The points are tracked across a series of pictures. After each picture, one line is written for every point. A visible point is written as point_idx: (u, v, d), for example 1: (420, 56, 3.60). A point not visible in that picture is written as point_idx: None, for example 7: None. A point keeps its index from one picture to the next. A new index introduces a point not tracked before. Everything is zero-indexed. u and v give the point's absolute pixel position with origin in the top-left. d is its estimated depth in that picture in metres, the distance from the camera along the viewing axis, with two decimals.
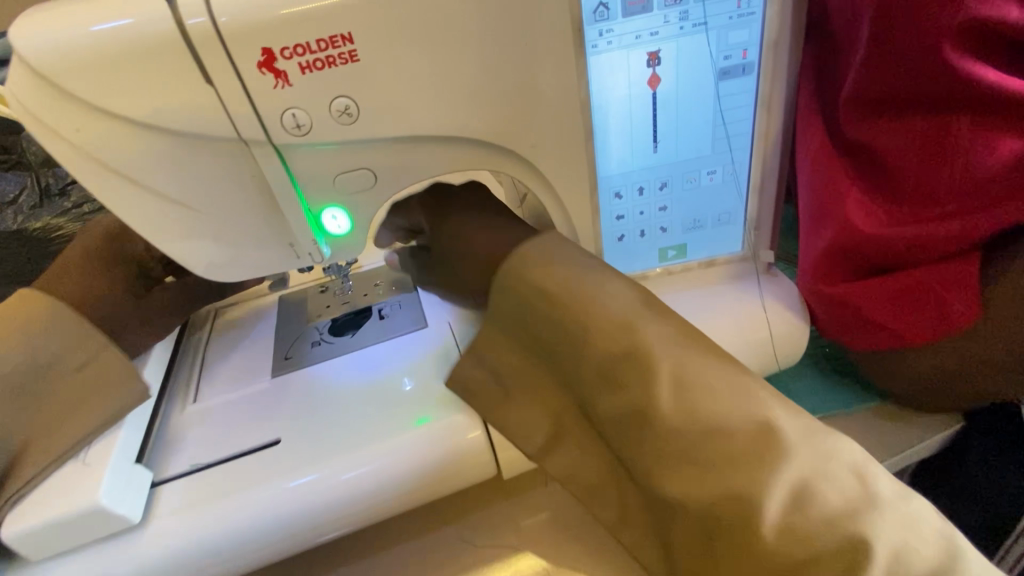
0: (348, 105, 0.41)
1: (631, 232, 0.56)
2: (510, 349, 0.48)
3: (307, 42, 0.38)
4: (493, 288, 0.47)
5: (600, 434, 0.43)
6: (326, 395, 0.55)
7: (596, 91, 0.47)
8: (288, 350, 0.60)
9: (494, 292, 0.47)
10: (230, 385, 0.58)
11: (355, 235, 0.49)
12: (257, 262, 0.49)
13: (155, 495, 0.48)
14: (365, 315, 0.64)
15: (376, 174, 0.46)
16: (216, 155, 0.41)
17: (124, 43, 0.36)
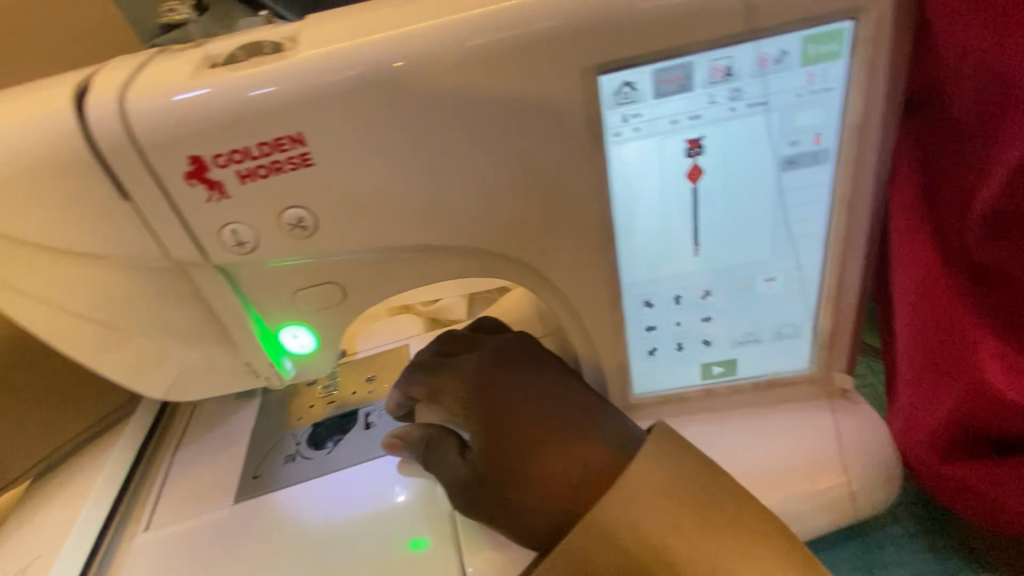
0: (302, 216, 0.33)
1: (666, 346, 0.44)
2: (521, 513, 0.38)
3: (245, 147, 0.30)
4: (520, 473, 0.39)
5: None
6: (291, 536, 0.45)
7: (618, 187, 0.37)
8: (257, 467, 0.52)
9: (521, 474, 0.39)
10: (187, 511, 0.50)
11: (322, 354, 0.41)
12: (209, 379, 0.42)
13: None
14: (351, 419, 0.55)
15: (345, 288, 0.37)
16: (151, 278, 0.34)
17: (38, 159, 0.30)
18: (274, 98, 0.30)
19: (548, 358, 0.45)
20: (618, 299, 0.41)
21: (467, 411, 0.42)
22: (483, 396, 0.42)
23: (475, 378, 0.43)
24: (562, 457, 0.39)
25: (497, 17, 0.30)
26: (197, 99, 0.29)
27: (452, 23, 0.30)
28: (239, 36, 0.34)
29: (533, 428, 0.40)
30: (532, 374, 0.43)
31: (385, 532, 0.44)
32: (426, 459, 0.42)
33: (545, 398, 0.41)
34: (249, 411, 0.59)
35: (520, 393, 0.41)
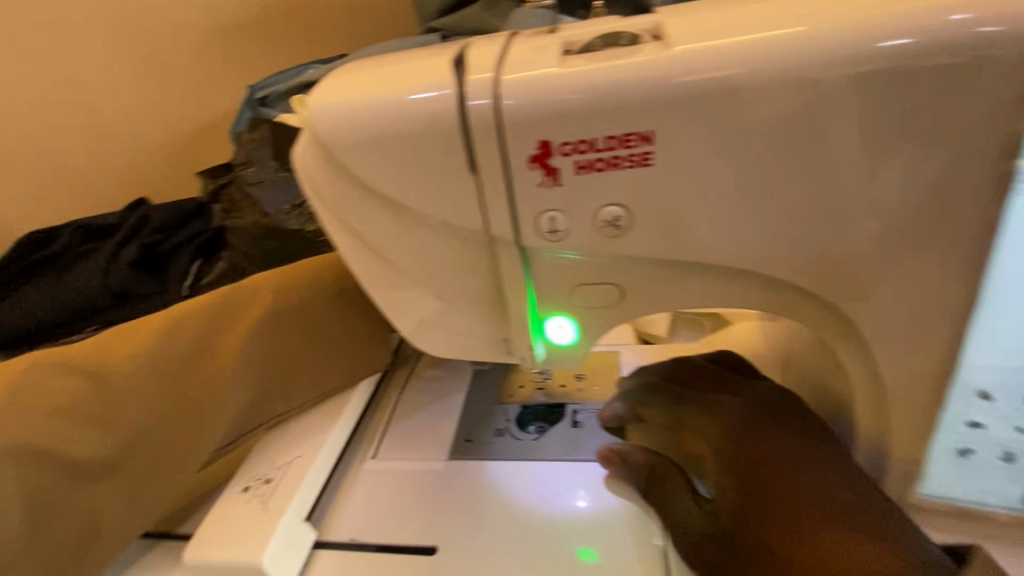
0: (620, 215, 0.32)
1: (983, 449, 0.37)
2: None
3: (593, 138, 0.30)
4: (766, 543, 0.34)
5: None
6: (498, 510, 0.47)
7: (1003, 253, 0.31)
8: (470, 431, 0.55)
9: (767, 545, 0.34)
10: (407, 452, 0.54)
11: (578, 348, 0.41)
12: (466, 346, 0.43)
13: (314, 557, 0.46)
14: (558, 412, 0.55)
15: (624, 291, 0.36)
16: (461, 247, 0.36)
17: (421, 130, 0.31)
18: (637, 93, 0.29)
19: (818, 426, 0.39)
20: (944, 379, 0.34)
21: (712, 453, 0.39)
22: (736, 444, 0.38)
23: (733, 425, 0.39)
24: (826, 546, 0.33)
25: (915, 32, 0.26)
26: (566, 86, 0.30)
27: (857, 32, 0.27)
28: (593, 28, 0.34)
29: (802, 503, 0.35)
30: (801, 439, 0.38)
31: (587, 540, 0.44)
32: (652, 485, 0.40)
33: (811, 469, 0.36)
34: (462, 375, 0.62)
35: (781, 455, 0.37)
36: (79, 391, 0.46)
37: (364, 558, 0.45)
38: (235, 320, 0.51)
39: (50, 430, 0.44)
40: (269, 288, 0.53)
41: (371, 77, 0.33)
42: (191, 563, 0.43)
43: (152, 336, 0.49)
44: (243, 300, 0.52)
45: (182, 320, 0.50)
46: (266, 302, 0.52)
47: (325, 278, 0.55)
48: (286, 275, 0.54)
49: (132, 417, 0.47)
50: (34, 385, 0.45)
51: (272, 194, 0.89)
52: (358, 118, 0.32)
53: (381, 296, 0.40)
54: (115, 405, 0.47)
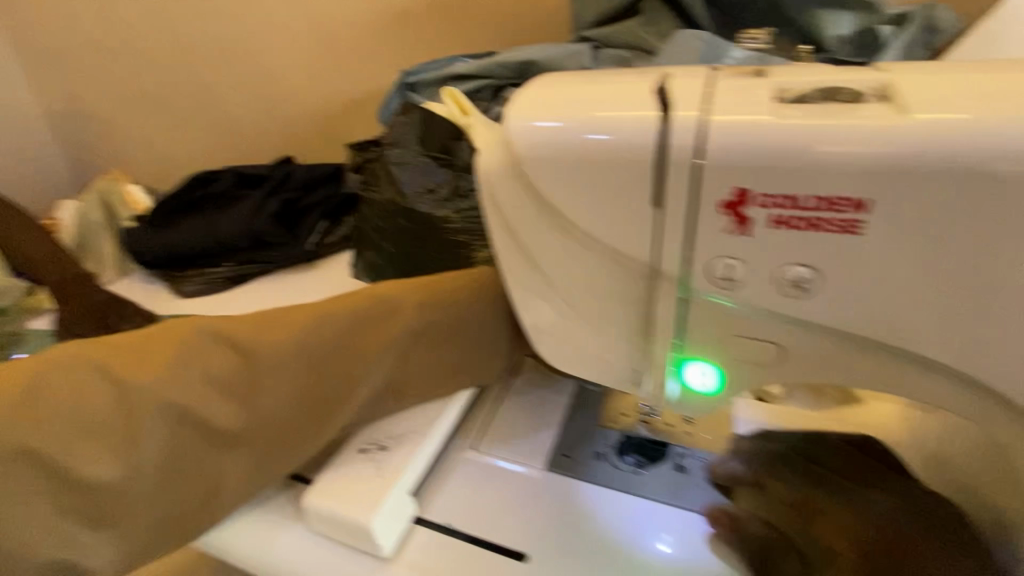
0: (807, 278, 0.30)
1: None
2: None
3: (798, 196, 0.29)
4: None
5: None
6: (589, 534, 0.47)
7: None
8: (569, 447, 0.55)
9: None
10: (506, 452, 0.55)
11: (716, 397, 0.39)
12: (594, 367, 0.43)
13: (410, 531, 0.48)
14: (661, 451, 0.53)
15: (785, 354, 0.34)
16: (620, 271, 0.37)
17: (611, 156, 0.32)
18: (859, 158, 0.27)
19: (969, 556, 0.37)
20: None
21: (845, 547, 0.37)
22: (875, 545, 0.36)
23: (882, 530, 0.37)
24: None
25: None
26: (780, 137, 0.28)
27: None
28: (809, 75, 0.32)
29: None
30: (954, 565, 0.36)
31: None
32: (765, 563, 0.39)
33: None
34: (566, 388, 0.62)
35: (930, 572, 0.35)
36: (231, 364, 0.49)
37: (456, 548, 0.47)
38: (379, 322, 0.53)
39: (200, 395, 0.47)
40: (412, 299, 0.54)
41: (573, 100, 0.33)
42: (309, 508, 0.47)
43: (301, 326, 0.51)
44: (386, 308, 0.53)
45: (331, 317, 0.52)
46: (408, 312, 0.53)
47: (467, 299, 0.55)
48: (431, 290, 0.55)
49: (270, 399, 0.49)
50: (194, 350, 0.49)
51: (411, 176, 0.96)
52: (550, 134, 0.33)
53: (525, 303, 0.42)
54: (257, 383, 0.49)
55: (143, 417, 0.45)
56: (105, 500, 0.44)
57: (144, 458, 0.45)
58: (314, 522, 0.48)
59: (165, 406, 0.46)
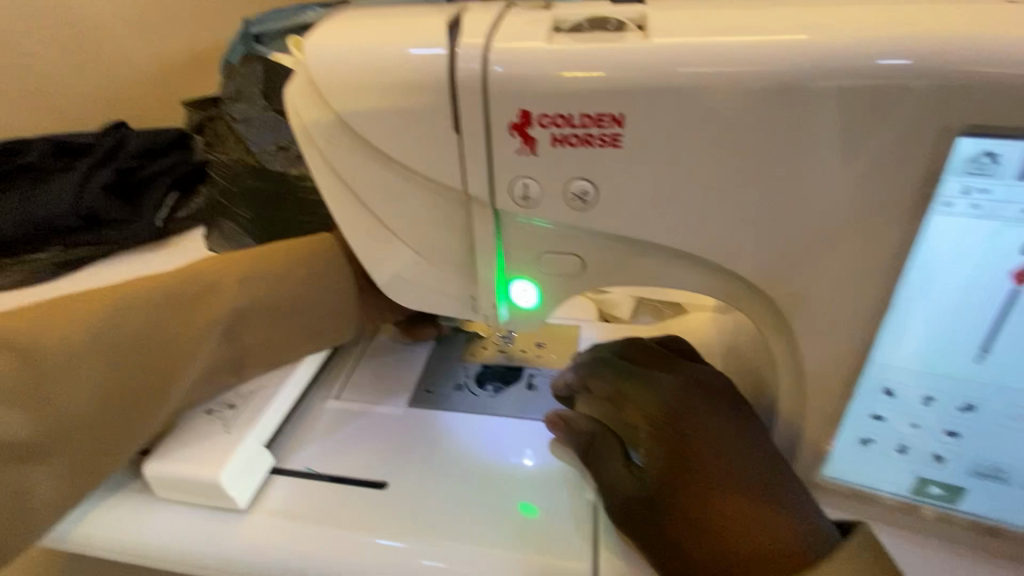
0: (587, 190, 0.34)
1: (884, 443, 0.40)
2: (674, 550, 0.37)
3: (570, 114, 0.32)
4: (684, 508, 0.38)
5: None
6: (447, 454, 0.51)
7: (920, 261, 0.33)
8: (430, 383, 0.58)
9: (685, 509, 0.38)
10: (369, 395, 0.57)
11: (540, 311, 0.43)
12: (433, 298, 0.45)
13: (269, 482, 0.48)
14: (516, 374, 0.59)
15: (586, 264, 0.39)
16: (438, 199, 0.39)
17: (400, 78, 0.34)
18: (616, 77, 0.31)
19: (746, 415, 0.42)
20: (859, 374, 0.37)
21: (647, 425, 0.42)
22: (670, 417, 0.41)
23: (670, 404, 0.42)
24: (734, 514, 0.37)
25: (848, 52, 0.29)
26: (550, 61, 0.32)
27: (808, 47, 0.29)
28: (586, 8, 0.36)
29: (717, 480, 0.38)
30: (730, 421, 0.41)
31: (521, 488, 0.48)
32: (589, 452, 0.44)
33: (732, 443, 0.40)
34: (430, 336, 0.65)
35: (710, 431, 0.40)
36: (18, 365, 0.43)
37: (317, 487, 0.48)
38: (200, 299, 0.50)
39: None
40: (237, 269, 0.52)
41: (368, 30, 0.35)
42: (152, 476, 0.46)
43: (105, 312, 0.47)
44: (204, 279, 0.51)
45: (141, 298, 0.48)
46: (239, 280, 0.52)
47: (302, 261, 0.54)
48: (262, 257, 0.54)
49: (75, 395, 0.44)
50: None
51: (259, 134, 0.90)
52: (342, 60, 0.34)
53: (358, 242, 0.43)
54: (55, 380, 0.43)
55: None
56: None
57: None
58: (161, 489, 0.47)
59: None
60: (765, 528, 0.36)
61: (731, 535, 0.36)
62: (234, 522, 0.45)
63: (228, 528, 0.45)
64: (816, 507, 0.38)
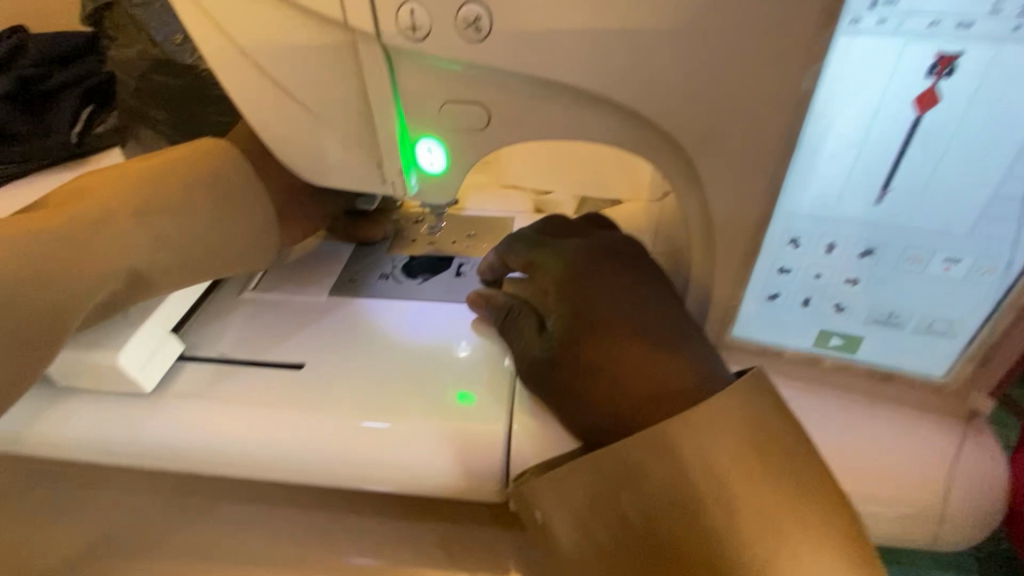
0: (480, 16, 0.31)
1: (791, 297, 0.40)
2: (578, 401, 0.37)
3: None
4: (587, 361, 0.37)
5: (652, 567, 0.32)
6: (369, 337, 0.50)
7: (826, 93, 0.31)
8: (355, 273, 0.56)
9: (588, 363, 0.37)
10: (290, 286, 0.55)
11: (449, 177, 0.41)
12: (337, 165, 0.42)
13: (178, 368, 0.46)
14: (444, 263, 0.58)
15: (490, 115, 0.36)
16: (322, 39, 0.35)
17: None
18: None
19: (657, 278, 0.42)
20: (766, 224, 0.37)
21: (556, 289, 0.42)
22: (577, 278, 0.41)
23: (578, 267, 0.42)
24: (639, 366, 0.36)
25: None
26: None
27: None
28: None
29: (621, 332, 0.38)
30: (640, 282, 0.41)
31: (443, 363, 0.47)
32: (504, 325, 0.45)
33: (637, 296, 0.40)
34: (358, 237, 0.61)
35: (615, 288, 0.40)
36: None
37: (231, 371, 0.46)
38: (80, 231, 0.39)
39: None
40: (118, 188, 0.42)
41: None
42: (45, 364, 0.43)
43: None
44: (76, 197, 0.42)
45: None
46: (117, 198, 0.41)
47: (197, 168, 0.45)
48: (152, 172, 0.43)
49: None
50: None
51: (161, 20, 0.80)
52: None
53: (247, 99, 0.40)
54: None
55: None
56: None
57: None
58: (58, 378, 0.44)
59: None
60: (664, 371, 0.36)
61: (631, 385, 0.36)
62: (142, 405, 0.44)
63: (135, 411, 0.44)
64: (720, 362, 0.38)
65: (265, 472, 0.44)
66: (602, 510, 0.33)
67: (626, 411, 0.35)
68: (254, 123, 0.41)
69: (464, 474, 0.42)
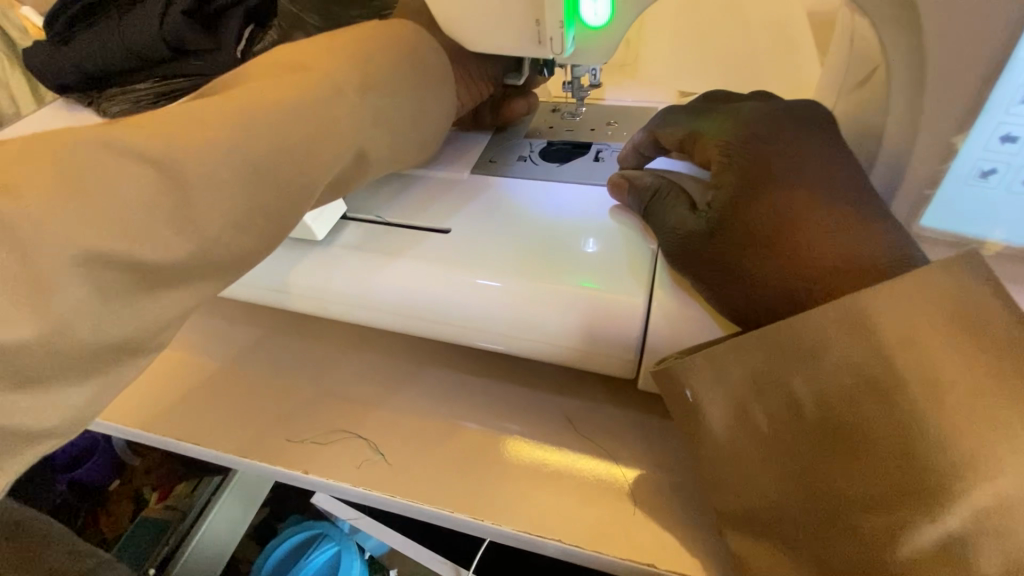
0: None
1: (1013, 171, 0.34)
2: (740, 277, 0.35)
3: None
4: (751, 236, 0.35)
5: (817, 442, 0.30)
6: (510, 212, 0.51)
7: None
8: (495, 155, 0.57)
9: (752, 238, 0.35)
10: (436, 166, 0.57)
11: (609, 32, 0.39)
12: (495, 25, 0.42)
13: (342, 226, 0.51)
14: (582, 149, 0.57)
15: None
16: None
17: None
18: None
19: (842, 145, 0.37)
20: (1000, 72, 0.31)
21: (721, 163, 0.38)
22: (747, 150, 0.37)
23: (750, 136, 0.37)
24: (815, 236, 0.33)
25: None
26: None
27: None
28: None
29: (798, 194, 0.34)
30: (821, 146, 0.37)
31: (583, 237, 0.47)
32: (650, 204, 0.43)
33: (821, 168, 0.35)
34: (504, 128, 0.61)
35: (793, 160, 0.35)
36: (146, 175, 0.35)
37: (387, 231, 0.51)
38: (293, 91, 0.43)
39: (119, 225, 0.34)
40: (315, 57, 0.46)
41: None
42: None
43: (220, 125, 0.39)
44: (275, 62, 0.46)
45: (247, 103, 0.40)
46: (327, 69, 0.45)
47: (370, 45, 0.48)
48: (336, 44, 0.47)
49: (213, 215, 0.37)
50: (86, 166, 0.34)
51: None
52: None
53: None
54: (189, 199, 0.36)
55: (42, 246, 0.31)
56: (21, 366, 0.32)
57: (69, 304, 0.32)
58: None
59: (74, 248, 0.32)
60: (849, 237, 0.32)
61: (800, 259, 0.33)
62: (316, 254, 0.50)
63: (311, 257, 0.49)
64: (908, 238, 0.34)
65: (418, 322, 0.48)
66: (763, 385, 0.32)
67: (794, 283, 0.33)
68: None
69: (603, 340, 0.43)
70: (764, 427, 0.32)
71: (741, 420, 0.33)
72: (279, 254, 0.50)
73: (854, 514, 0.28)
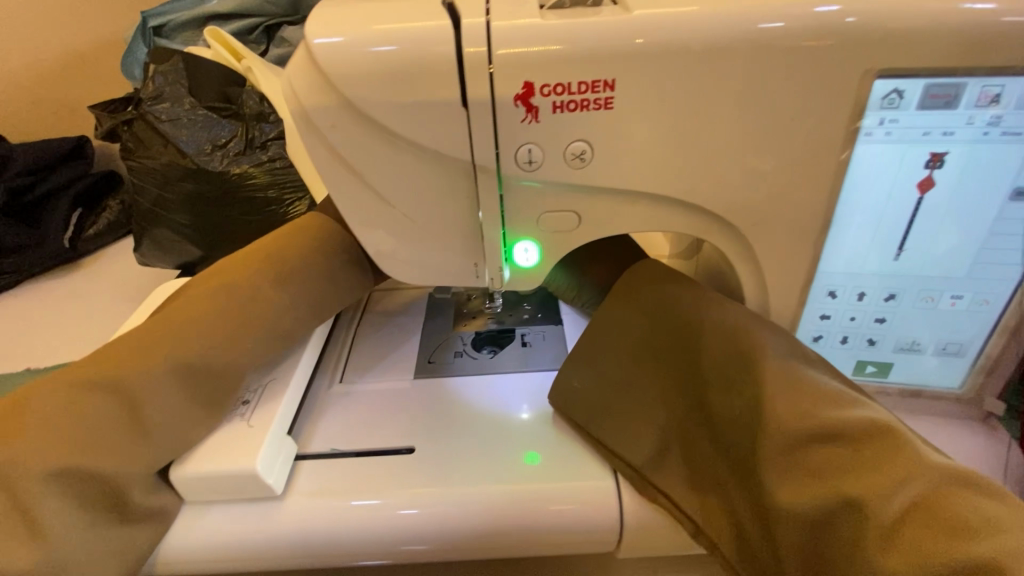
0: (584, 150, 0.39)
1: (832, 336, 0.49)
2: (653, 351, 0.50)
3: (569, 83, 0.37)
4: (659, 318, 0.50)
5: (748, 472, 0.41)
6: (464, 411, 0.54)
7: (849, 185, 0.41)
8: (431, 354, 0.61)
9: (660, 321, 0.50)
10: (377, 375, 0.59)
11: (541, 270, 0.48)
12: (436, 268, 0.48)
13: (297, 469, 0.49)
14: (508, 336, 0.63)
15: (581, 218, 0.44)
16: (443, 171, 0.42)
17: (408, 60, 0.37)
18: (603, 49, 0.36)
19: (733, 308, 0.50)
20: (810, 283, 0.46)
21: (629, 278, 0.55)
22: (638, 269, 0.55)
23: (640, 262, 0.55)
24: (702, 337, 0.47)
25: (786, 18, 0.36)
26: (549, 37, 0.36)
27: (749, 9, 0.36)
28: None
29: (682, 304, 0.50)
30: (693, 291, 0.51)
31: (550, 428, 0.52)
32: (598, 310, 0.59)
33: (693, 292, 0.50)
34: (429, 324, 0.65)
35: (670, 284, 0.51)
36: (102, 406, 0.43)
37: (346, 463, 0.49)
38: (233, 327, 0.49)
39: (94, 443, 0.41)
40: (256, 302, 0.52)
41: (371, 17, 0.37)
42: (178, 481, 0.45)
43: (161, 351, 0.46)
44: (219, 316, 0.49)
45: (194, 341, 0.47)
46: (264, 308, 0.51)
47: (298, 283, 0.54)
48: (271, 289, 0.52)
49: (167, 421, 0.44)
50: (41, 402, 0.42)
51: (190, 133, 0.86)
52: (353, 47, 0.37)
53: (364, 226, 0.46)
54: (142, 411, 0.44)
55: (18, 488, 0.38)
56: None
57: (56, 532, 0.38)
58: (187, 492, 0.45)
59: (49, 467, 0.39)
60: (726, 323, 0.46)
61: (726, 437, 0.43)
62: (274, 510, 0.46)
63: (268, 515, 0.45)
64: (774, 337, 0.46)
65: (397, 555, 0.46)
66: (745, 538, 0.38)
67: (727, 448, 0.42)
68: (363, 239, 0.46)
69: (589, 531, 0.45)
70: (693, 455, 0.45)
71: (666, 448, 0.47)
72: (226, 518, 0.45)
73: (782, 536, 0.38)
